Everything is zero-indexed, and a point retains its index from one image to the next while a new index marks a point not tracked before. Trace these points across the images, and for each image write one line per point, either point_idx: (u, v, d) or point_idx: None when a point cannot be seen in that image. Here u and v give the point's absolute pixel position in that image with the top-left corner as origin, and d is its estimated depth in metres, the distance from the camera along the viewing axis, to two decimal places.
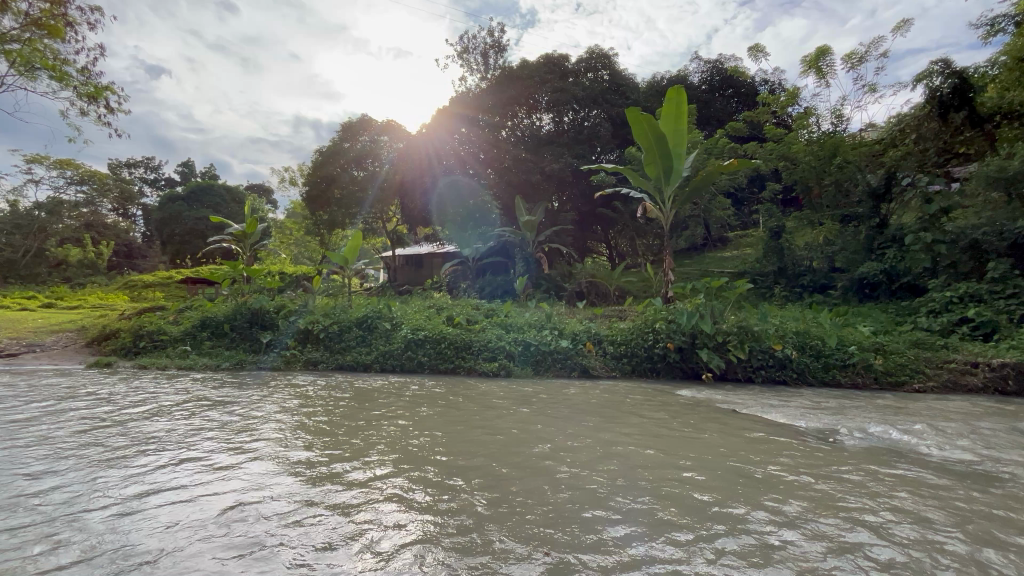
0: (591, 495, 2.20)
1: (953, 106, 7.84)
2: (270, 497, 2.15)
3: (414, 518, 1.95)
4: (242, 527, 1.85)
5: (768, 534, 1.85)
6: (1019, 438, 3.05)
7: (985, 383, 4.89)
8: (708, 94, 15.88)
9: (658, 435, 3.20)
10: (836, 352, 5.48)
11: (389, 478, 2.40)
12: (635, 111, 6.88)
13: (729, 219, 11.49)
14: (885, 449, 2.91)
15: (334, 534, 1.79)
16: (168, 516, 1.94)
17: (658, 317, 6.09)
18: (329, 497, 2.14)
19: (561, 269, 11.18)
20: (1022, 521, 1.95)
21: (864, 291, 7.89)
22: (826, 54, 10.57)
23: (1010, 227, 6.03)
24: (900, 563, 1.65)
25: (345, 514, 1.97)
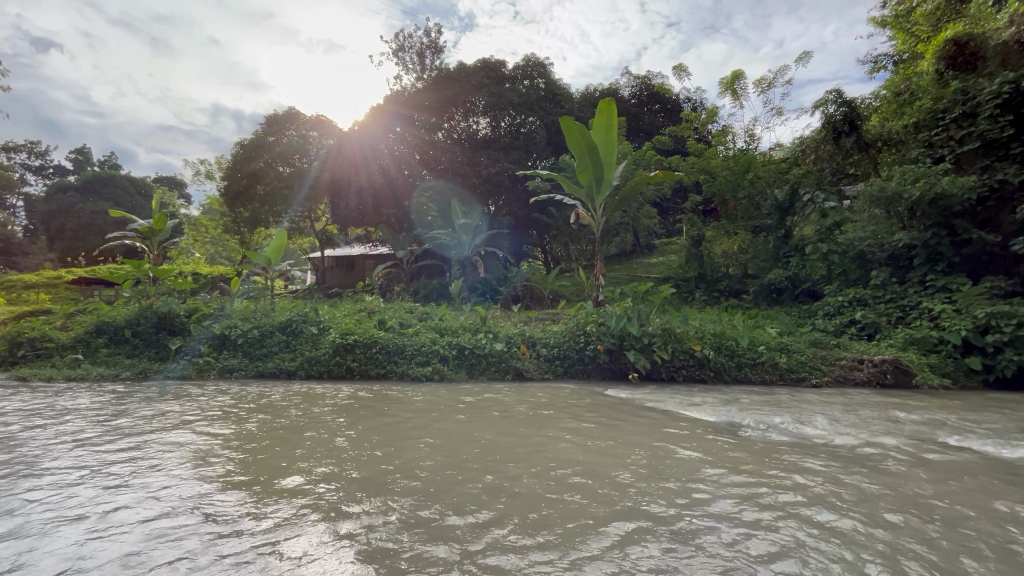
0: (522, 499, 2.20)
1: (844, 132, 8.74)
2: (194, 512, 2.04)
3: (339, 538, 1.84)
4: (144, 556, 1.68)
5: (681, 519, 1.99)
6: (892, 425, 3.49)
7: (869, 377, 5.54)
8: (637, 108, 16.75)
9: (589, 435, 3.30)
10: (747, 352, 5.96)
11: (313, 493, 2.27)
12: (569, 120, 7.12)
13: (655, 227, 12.15)
14: (786, 439, 3.20)
15: (250, 559, 1.66)
16: (51, 550, 1.73)
17: (590, 320, 6.30)
18: (258, 510, 2.07)
19: (496, 273, 11.20)
20: (895, 497, 2.22)
21: (773, 296, 8.65)
22: (740, 78, 11.52)
23: (888, 240, 6.88)
24: (796, 539, 1.83)
25: (264, 534, 1.85)
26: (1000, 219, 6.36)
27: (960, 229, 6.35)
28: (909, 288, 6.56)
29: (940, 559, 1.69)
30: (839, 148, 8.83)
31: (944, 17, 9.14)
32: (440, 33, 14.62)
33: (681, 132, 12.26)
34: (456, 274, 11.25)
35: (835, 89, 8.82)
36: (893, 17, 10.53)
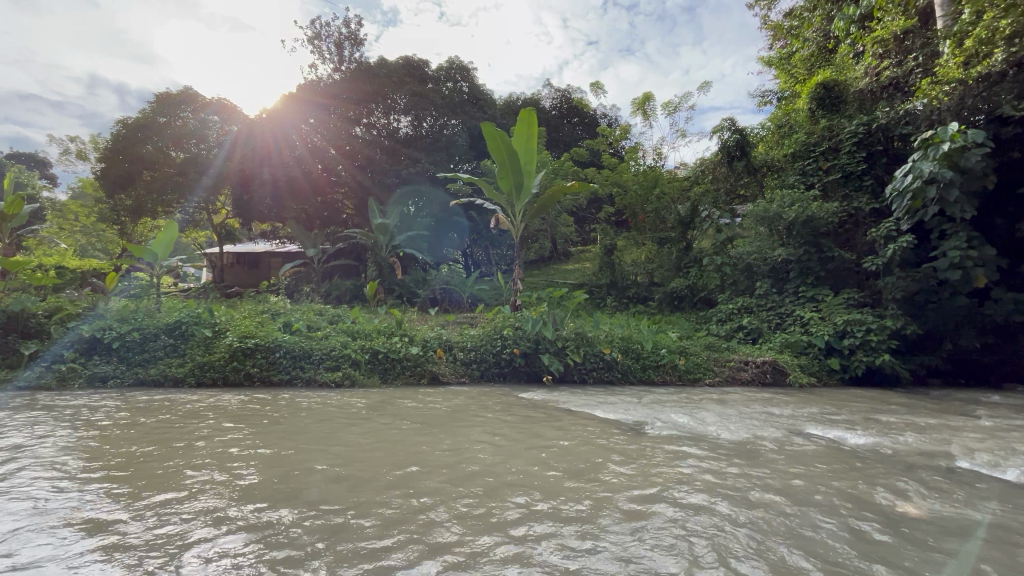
0: (435, 508, 2.16)
1: (737, 156, 9.65)
2: (58, 536, 1.83)
3: (229, 566, 1.66)
4: None
5: (580, 514, 2.11)
6: (769, 420, 3.93)
7: (753, 377, 6.20)
8: (557, 120, 17.39)
9: (501, 436, 3.34)
10: (651, 355, 6.40)
11: (203, 508, 2.11)
12: (489, 127, 7.22)
13: (571, 235, 12.60)
14: (681, 434, 3.47)
15: None
16: None
17: (507, 324, 6.40)
18: (138, 528, 1.91)
19: (414, 275, 10.96)
20: (764, 481, 2.51)
21: (675, 303, 9.36)
22: (650, 99, 12.38)
23: (770, 255, 7.73)
24: (680, 526, 2.01)
25: (145, 553, 1.72)
26: (855, 240, 7.44)
27: (825, 247, 7.33)
28: (786, 298, 7.43)
29: (808, 539, 1.90)
30: (732, 171, 9.78)
31: (816, 64, 10.56)
32: (360, 25, 14.07)
33: (597, 146, 12.91)
34: (372, 275, 10.90)
35: (729, 117, 9.82)
36: (777, 58, 11.97)
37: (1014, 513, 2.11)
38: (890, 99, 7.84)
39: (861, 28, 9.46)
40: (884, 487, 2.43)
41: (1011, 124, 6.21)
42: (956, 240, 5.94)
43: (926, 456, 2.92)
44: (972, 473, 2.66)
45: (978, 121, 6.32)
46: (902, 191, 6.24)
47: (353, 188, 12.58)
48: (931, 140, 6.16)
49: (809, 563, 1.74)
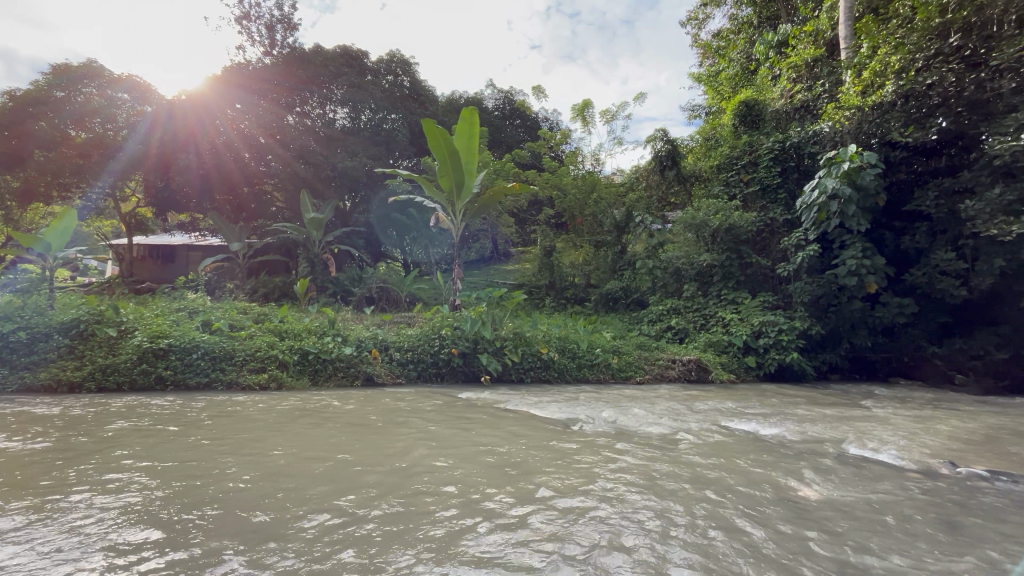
0: (363, 511, 2.11)
1: (668, 165, 10.16)
2: None
3: None
4: None
5: (510, 509, 2.15)
6: (691, 414, 4.18)
7: (679, 374, 6.58)
8: (500, 120, 17.49)
9: (436, 437, 3.31)
10: (586, 354, 6.59)
11: (104, 523, 1.95)
12: (430, 123, 7.11)
13: (512, 235, 12.71)
14: (611, 430, 3.61)
15: None
16: None
17: (445, 323, 6.35)
18: (23, 550, 1.72)
19: (350, 272, 10.60)
20: (684, 471, 2.66)
21: (609, 304, 9.70)
22: (589, 106, 12.75)
23: (697, 260, 8.22)
24: (606, 515, 2.10)
25: None
26: (770, 247, 8.08)
27: (744, 254, 7.92)
28: (709, 300, 7.93)
29: (725, 524, 2.03)
30: (664, 180, 10.28)
31: (739, 83, 11.37)
32: (294, 8, 13.34)
33: (538, 149, 13.13)
34: (305, 272, 10.44)
35: (662, 129, 10.35)
36: (705, 75, 12.79)
37: (893, 493, 2.38)
38: (801, 120, 8.61)
39: (778, 54, 10.32)
40: (786, 472, 2.66)
41: (898, 148, 7.04)
42: (854, 250, 6.61)
43: (823, 444, 3.24)
44: (861, 457, 2.97)
45: (872, 144, 7.10)
46: (811, 204, 6.88)
47: (284, 182, 11.80)
48: (834, 160, 6.84)
49: (716, 542, 1.88)
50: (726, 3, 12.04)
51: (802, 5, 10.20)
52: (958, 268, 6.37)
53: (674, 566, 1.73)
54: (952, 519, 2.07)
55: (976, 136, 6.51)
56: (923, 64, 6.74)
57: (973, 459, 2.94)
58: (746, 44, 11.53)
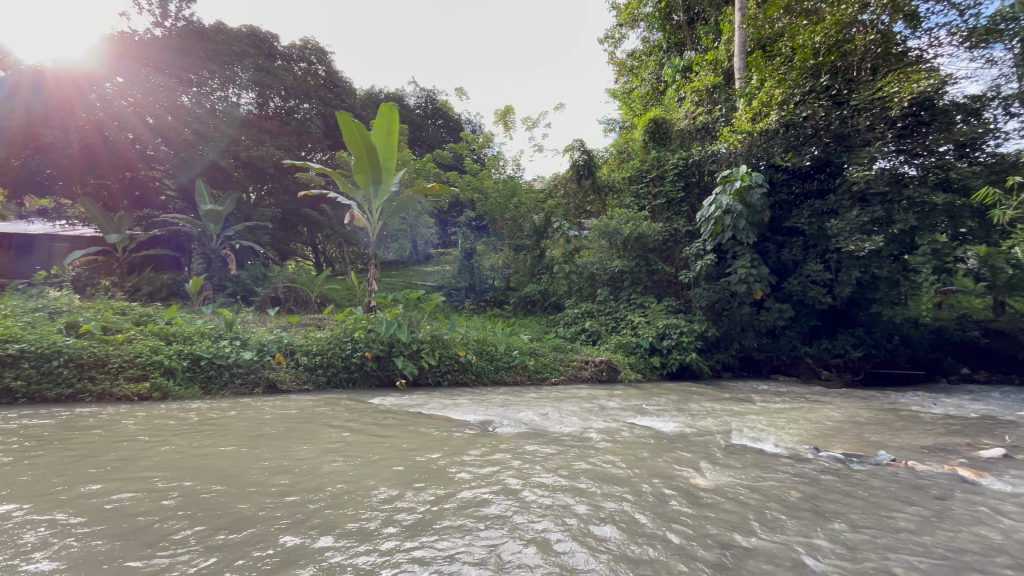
0: (260, 523, 1.98)
1: (584, 175, 10.54)
2: None
3: None
4: None
5: (420, 512, 2.12)
6: (599, 412, 4.39)
7: (591, 374, 6.89)
8: (421, 119, 17.24)
9: (342, 444, 3.16)
10: (503, 356, 6.66)
11: None
12: (345, 116, 6.78)
13: (432, 237, 12.55)
14: (524, 430, 3.68)
15: None
16: None
17: (358, 325, 6.08)
18: None
19: (253, 270, 9.79)
20: (590, 466, 2.78)
21: (528, 307, 9.94)
22: (511, 112, 12.94)
23: (609, 265, 8.65)
24: (516, 511, 2.14)
25: None
26: (674, 256, 8.69)
27: (652, 261, 8.49)
28: (619, 304, 8.38)
29: (630, 514, 2.14)
30: (580, 188, 10.64)
31: (650, 101, 12.21)
32: None
33: (460, 151, 13.05)
34: (199, 269, 9.48)
35: (579, 139, 10.76)
36: (620, 92, 13.53)
37: (767, 475, 2.69)
38: (701, 140, 9.39)
39: (683, 78, 11.21)
40: (680, 462, 2.89)
41: (780, 171, 7.95)
42: (744, 261, 7.33)
43: (713, 435, 3.56)
44: (747, 447, 3.29)
45: (760, 166, 7.95)
46: (709, 217, 7.54)
47: (179, 168, 10.43)
48: (728, 178, 7.55)
49: (615, 528, 2.01)
50: (639, 26, 12.84)
51: (703, 35, 11.18)
52: (825, 278, 7.34)
53: (574, 552, 1.82)
54: (816, 497, 2.37)
55: (840, 164, 7.53)
56: (800, 98, 7.67)
57: (831, 443, 3.40)
58: (656, 66, 12.39)
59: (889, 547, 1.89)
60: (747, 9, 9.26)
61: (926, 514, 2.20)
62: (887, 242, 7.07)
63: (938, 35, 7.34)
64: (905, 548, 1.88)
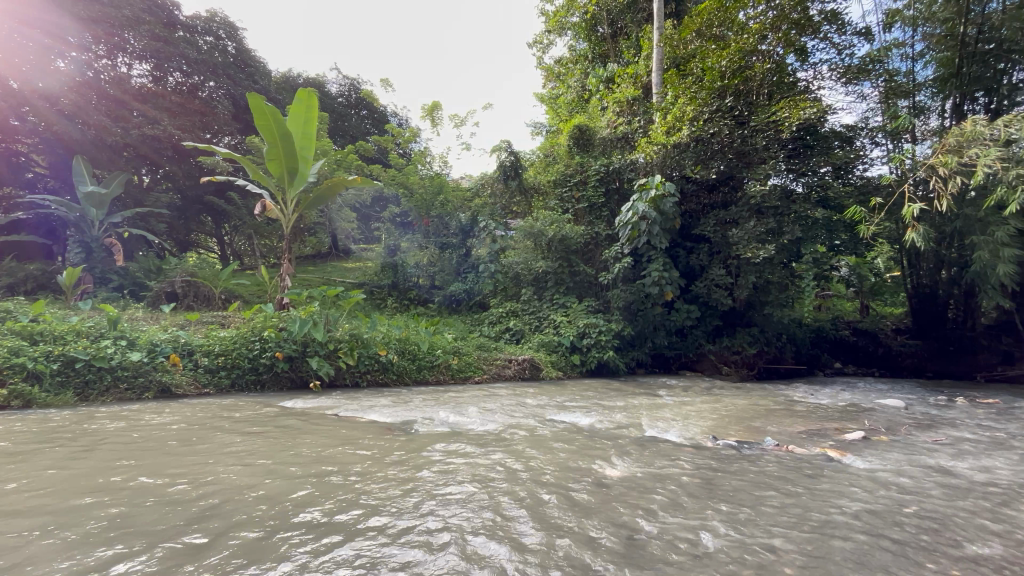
0: (144, 536, 1.78)
1: (511, 175, 10.61)
2: None
3: None
4: None
5: (330, 515, 2.02)
6: (520, 410, 4.45)
7: (515, 372, 7.00)
8: (343, 108, 16.54)
9: (247, 450, 2.94)
10: (426, 356, 6.55)
11: None
12: (256, 99, 6.27)
13: (353, 232, 12.03)
14: (444, 430, 3.63)
15: None
16: None
17: (267, 324, 5.68)
18: None
19: (144, 261, 8.79)
20: (508, 462, 2.80)
21: (453, 306, 9.90)
22: (438, 108, 12.75)
23: (533, 266, 8.80)
24: (431, 510, 2.10)
25: None
26: (594, 257, 9.06)
27: (574, 263, 8.79)
28: (542, 304, 8.58)
29: (544, 508, 2.16)
30: (507, 189, 10.73)
31: (575, 107, 12.66)
32: None
33: (384, 144, 12.60)
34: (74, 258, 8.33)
35: (506, 141, 10.83)
36: (547, 97, 13.90)
37: (671, 464, 2.87)
38: (622, 148, 9.83)
39: (605, 88, 11.74)
40: (595, 456, 3.00)
41: (690, 183, 8.59)
42: (657, 265, 7.82)
43: (626, 429, 3.74)
44: (654, 438, 3.51)
45: (674, 176, 8.53)
46: (626, 223, 7.97)
47: (52, 142, 9.09)
48: (645, 186, 8.02)
49: (529, 520, 2.04)
50: (566, 34, 13.24)
51: (625, 49, 11.79)
52: (726, 282, 8.02)
53: (486, 545, 1.82)
54: (712, 482, 2.58)
55: (740, 179, 8.26)
56: (709, 116, 8.28)
57: (727, 432, 3.71)
58: (581, 75, 12.88)
59: (770, 523, 2.09)
60: (664, 29, 9.87)
61: (801, 491, 2.47)
62: (778, 251, 7.86)
63: (821, 69, 8.33)
64: (785, 522, 2.10)
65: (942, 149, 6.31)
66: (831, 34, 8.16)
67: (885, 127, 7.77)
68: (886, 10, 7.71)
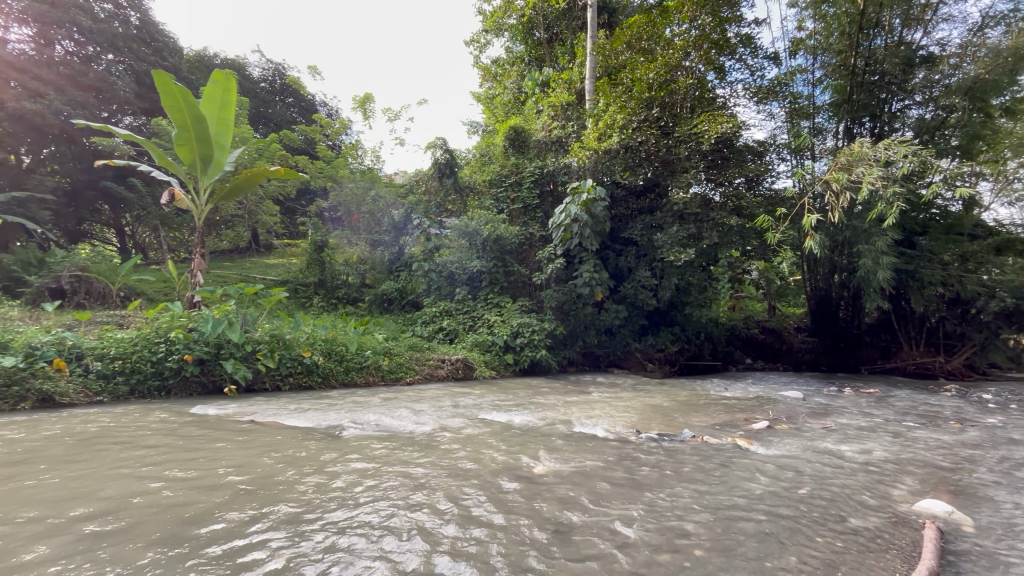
0: (20, 561, 1.58)
1: (446, 173, 10.37)
2: None
3: None
4: None
5: (244, 525, 1.90)
6: (451, 411, 4.41)
7: (447, 372, 6.93)
8: (266, 94, 15.56)
9: (147, 462, 2.68)
10: (354, 356, 6.30)
11: None
12: (165, 76, 5.71)
13: (276, 227, 11.32)
14: (370, 433, 3.51)
15: None
16: None
17: (174, 324, 5.21)
18: None
19: (23, 253, 7.71)
20: (438, 463, 2.77)
21: (384, 305, 9.58)
22: (370, 100, 12.33)
23: (468, 265, 8.75)
24: (356, 515, 2.03)
25: None
26: (529, 258, 9.17)
27: (508, 262, 8.84)
28: (476, 304, 8.56)
29: (473, 507, 2.16)
30: (442, 186, 10.49)
31: (511, 108, 12.80)
32: None
33: (311, 134, 11.98)
34: None
35: (441, 138, 10.68)
36: (483, 97, 13.94)
37: (597, 459, 2.97)
38: (556, 152, 10.04)
39: (541, 91, 11.96)
40: (524, 453, 3.04)
41: (619, 188, 8.98)
42: (589, 267, 8.08)
43: (555, 426, 3.83)
44: (582, 434, 3.62)
45: (606, 181, 8.86)
46: (559, 224, 8.18)
47: None
48: (578, 190, 8.27)
49: (456, 518, 2.03)
50: (503, 35, 13.34)
51: (561, 55, 12.10)
52: (651, 283, 8.46)
53: (412, 545, 1.80)
54: (634, 474, 2.70)
55: (665, 186, 8.77)
56: (637, 125, 8.66)
57: (648, 426, 3.91)
58: (517, 77, 13.05)
59: (686, 509, 2.22)
60: (597, 38, 10.25)
61: (714, 479, 2.65)
62: (698, 255, 8.35)
63: (736, 88, 9.01)
64: (698, 507, 2.25)
65: (835, 166, 7.06)
66: (745, 56, 8.87)
67: (790, 144, 8.57)
68: (792, 38, 8.50)
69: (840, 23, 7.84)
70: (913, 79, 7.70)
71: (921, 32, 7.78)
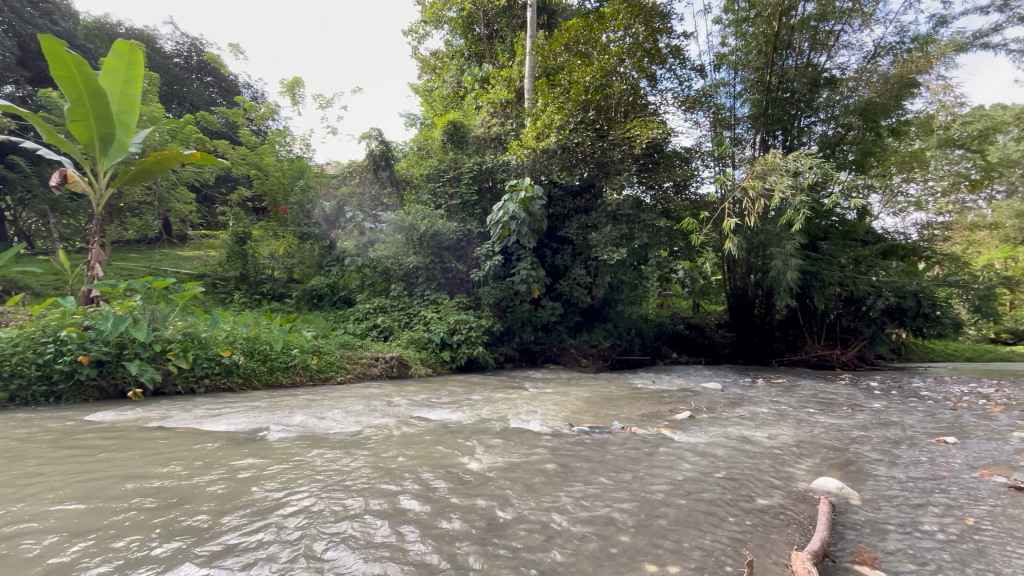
0: None
1: (382, 166, 10.01)
2: None
3: None
4: None
5: (146, 537, 1.74)
6: (383, 410, 4.27)
7: (381, 371, 6.72)
8: (181, 71, 14.30)
9: (29, 476, 2.38)
10: (279, 356, 5.93)
11: None
12: (54, 42, 5.05)
13: (193, 216, 10.44)
14: (295, 436, 3.32)
15: None
16: None
17: (65, 322, 4.63)
18: None
19: None
20: (368, 463, 2.68)
21: (313, 301, 9.12)
22: (299, 84, 11.64)
23: (404, 260, 8.53)
24: (276, 520, 1.92)
25: None
26: (467, 254, 9.11)
27: (445, 258, 8.69)
28: (412, 300, 8.38)
29: (404, 505, 2.12)
30: (377, 179, 10.08)
31: (450, 102, 12.63)
32: None
33: (233, 117, 11.12)
34: None
35: (376, 129, 10.33)
36: (421, 88, 13.62)
37: (530, 453, 3.01)
38: (494, 148, 10.03)
39: (480, 87, 11.90)
40: (458, 450, 3.01)
41: (556, 187, 9.15)
42: (526, 264, 8.18)
43: (490, 422, 3.82)
44: (516, 429, 3.64)
45: (543, 179, 9.00)
46: (497, 221, 8.18)
47: None
48: (515, 188, 8.32)
49: (385, 518, 1.98)
50: (442, 27, 13.14)
51: (500, 52, 12.10)
52: (585, 281, 8.71)
53: (336, 546, 1.73)
54: (565, 466, 2.76)
55: (599, 187, 9.04)
56: (574, 126, 8.84)
57: (581, 419, 4.02)
58: (457, 71, 12.90)
59: (612, 497, 2.31)
60: (537, 39, 10.38)
61: (640, 467, 2.77)
62: (630, 254, 8.67)
63: (666, 96, 9.46)
64: (625, 495, 2.34)
65: (753, 175, 7.60)
66: (675, 66, 9.34)
67: (713, 152, 9.13)
68: (716, 53, 9.04)
69: (758, 42, 8.45)
70: (818, 98, 8.46)
71: (825, 56, 8.58)
